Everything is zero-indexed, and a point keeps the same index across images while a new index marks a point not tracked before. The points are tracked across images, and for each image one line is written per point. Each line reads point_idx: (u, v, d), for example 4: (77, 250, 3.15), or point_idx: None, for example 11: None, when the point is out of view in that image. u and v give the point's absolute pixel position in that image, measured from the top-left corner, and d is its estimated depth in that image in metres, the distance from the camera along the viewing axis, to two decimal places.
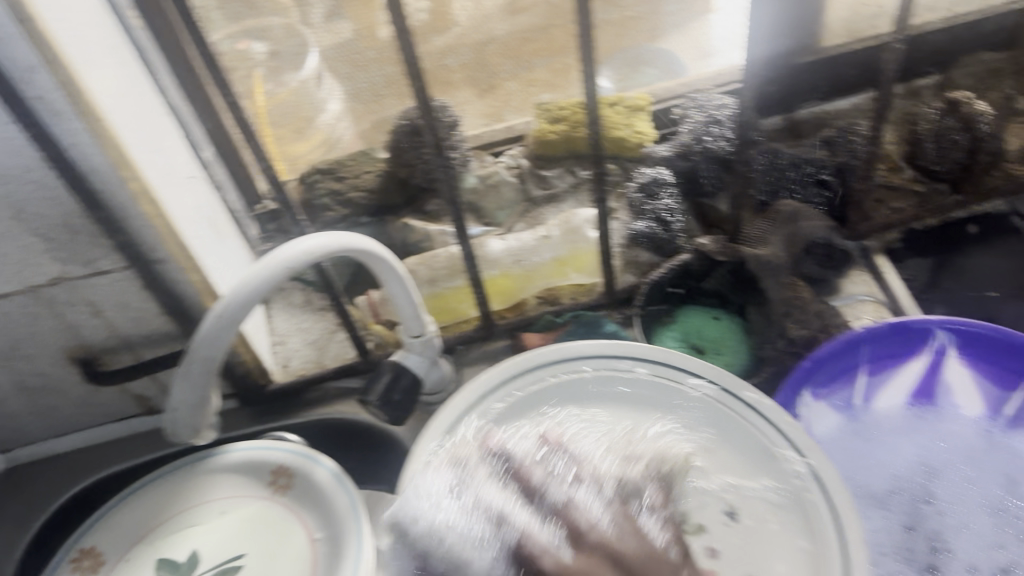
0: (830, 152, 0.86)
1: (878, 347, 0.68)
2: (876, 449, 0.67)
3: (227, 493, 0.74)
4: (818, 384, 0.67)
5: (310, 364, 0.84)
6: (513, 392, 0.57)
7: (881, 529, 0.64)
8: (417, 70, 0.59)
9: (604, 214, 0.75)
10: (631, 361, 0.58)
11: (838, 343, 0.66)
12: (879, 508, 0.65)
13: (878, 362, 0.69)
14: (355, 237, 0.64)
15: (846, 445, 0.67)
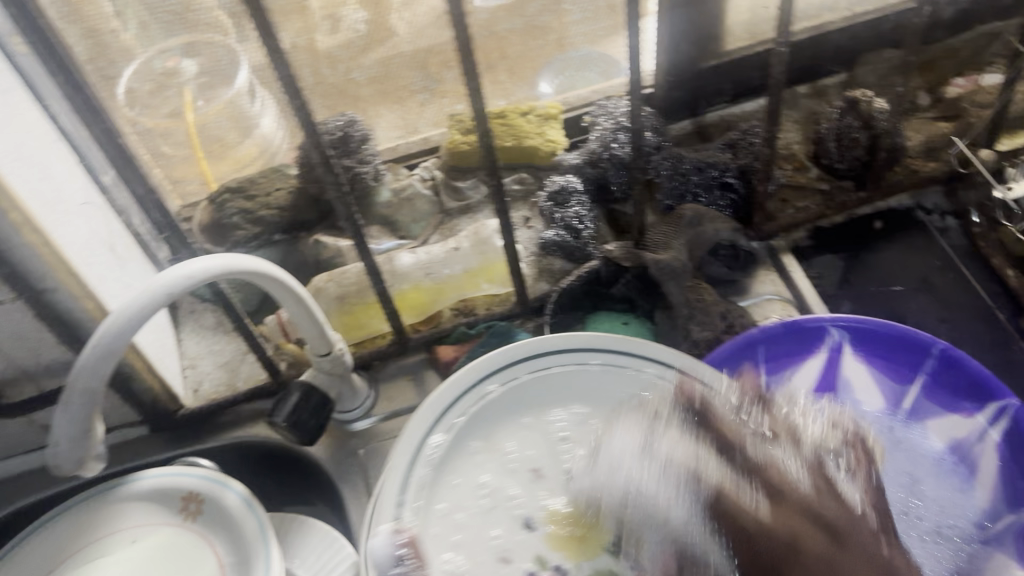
0: (734, 154, 0.86)
1: (774, 347, 0.69)
2: None
3: (137, 522, 0.71)
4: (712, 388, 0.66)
5: (222, 386, 0.84)
6: (511, 376, 0.57)
7: None
8: (296, 91, 0.59)
9: (507, 226, 0.75)
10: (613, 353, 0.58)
11: (733, 343, 0.67)
12: None
13: (773, 363, 0.69)
14: (240, 257, 0.63)
15: None
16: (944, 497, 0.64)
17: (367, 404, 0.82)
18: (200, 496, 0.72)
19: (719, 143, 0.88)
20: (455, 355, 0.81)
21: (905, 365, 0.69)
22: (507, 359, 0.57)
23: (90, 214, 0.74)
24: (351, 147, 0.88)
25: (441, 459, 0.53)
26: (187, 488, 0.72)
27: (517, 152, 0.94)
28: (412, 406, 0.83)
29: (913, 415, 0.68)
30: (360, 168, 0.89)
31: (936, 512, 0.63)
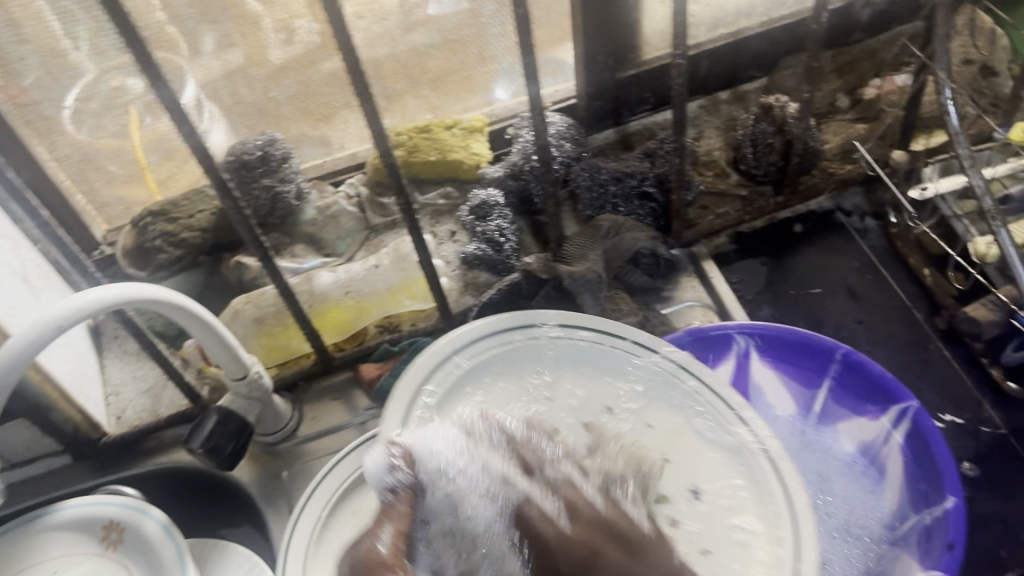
0: (652, 163, 0.88)
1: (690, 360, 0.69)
2: None
3: (58, 552, 0.72)
4: None
5: (145, 413, 0.84)
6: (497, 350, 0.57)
7: None
8: (185, 119, 0.59)
9: (421, 243, 0.75)
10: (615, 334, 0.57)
11: None
12: None
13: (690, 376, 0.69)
14: (143, 287, 0.62)
15: None
16: (853, 499, 0.65)
17: (291, 425, 0.82)
18: (121, 525, 0.72)
19: (638, 152, 0.90)
20: (379, 373, 0.81)
21: (813, 373, 0.70)
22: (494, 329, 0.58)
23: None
24: (272, 166, 0.87)
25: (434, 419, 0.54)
26: (108, 516, 0.72)
27: (440, 167, 0.93)
28: (342, 424, 0.83)
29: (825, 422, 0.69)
30: (283, 187, 0.88)
31: (847, 513, 0.65)
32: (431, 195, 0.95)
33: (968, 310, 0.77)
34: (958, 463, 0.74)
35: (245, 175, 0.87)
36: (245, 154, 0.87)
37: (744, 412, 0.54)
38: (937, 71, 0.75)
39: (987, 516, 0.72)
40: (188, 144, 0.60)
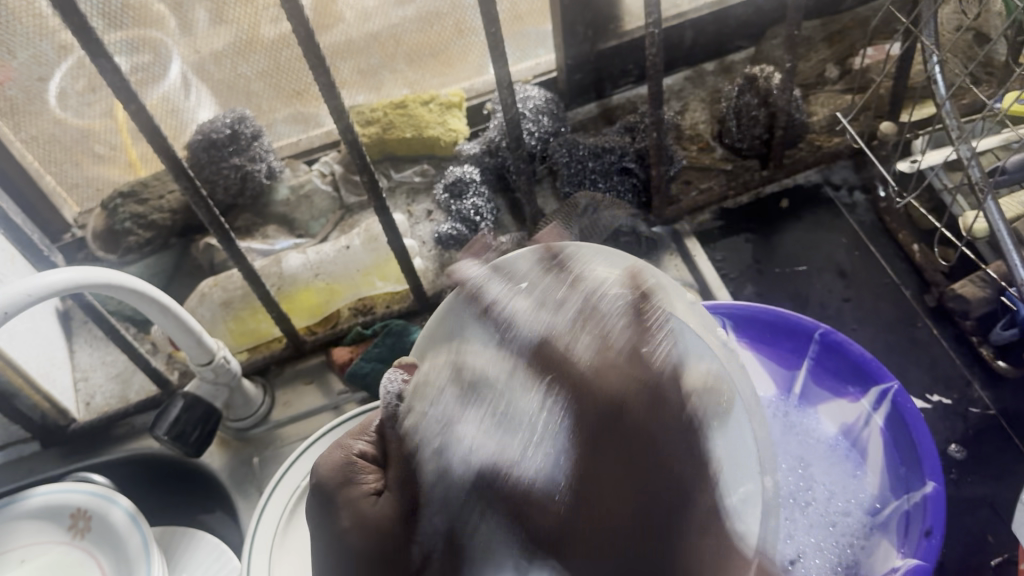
0: (632, 138, 0.85)
1: (765, 330, 0.68)
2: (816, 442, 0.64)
3: (25, 541, 0.72)
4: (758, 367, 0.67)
5: (115, 399, 0.82)
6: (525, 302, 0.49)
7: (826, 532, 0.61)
8: (130, 95, 0.55)
9: (390, 224, 0.73)
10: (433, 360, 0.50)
11: (745, 330, 0.68)
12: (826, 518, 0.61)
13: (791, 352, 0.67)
14: (96, 272, 0.60)
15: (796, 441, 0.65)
16: (807, 447, 0.64)
17: (264, 408, 0.80)
18: (87, 513, 0.72)
19: (618, 128, 0.86)
20: (350, 356, 0.80)
21: (792, 356, 0.67)
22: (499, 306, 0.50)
23: None
24: (242, 144, 0.85)
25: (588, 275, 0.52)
26: (76, 505, 0.73)
27: (418, 144, 0.90)
28: (315, 408, 0.81)
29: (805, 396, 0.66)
30: (252, 167, 0.86)
31: (790, 468, 0.63)
32: (407, 173, 0.92)
33: (956, 288, 0.74)
34: (945, 445, 0.72)
35: (213, 154, 0.84)
36: (214, 133, 0.84)
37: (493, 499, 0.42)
38: (926, 39, 0.72)
39: (972, 500, 0.69)
40: (134, 122, 0.57)
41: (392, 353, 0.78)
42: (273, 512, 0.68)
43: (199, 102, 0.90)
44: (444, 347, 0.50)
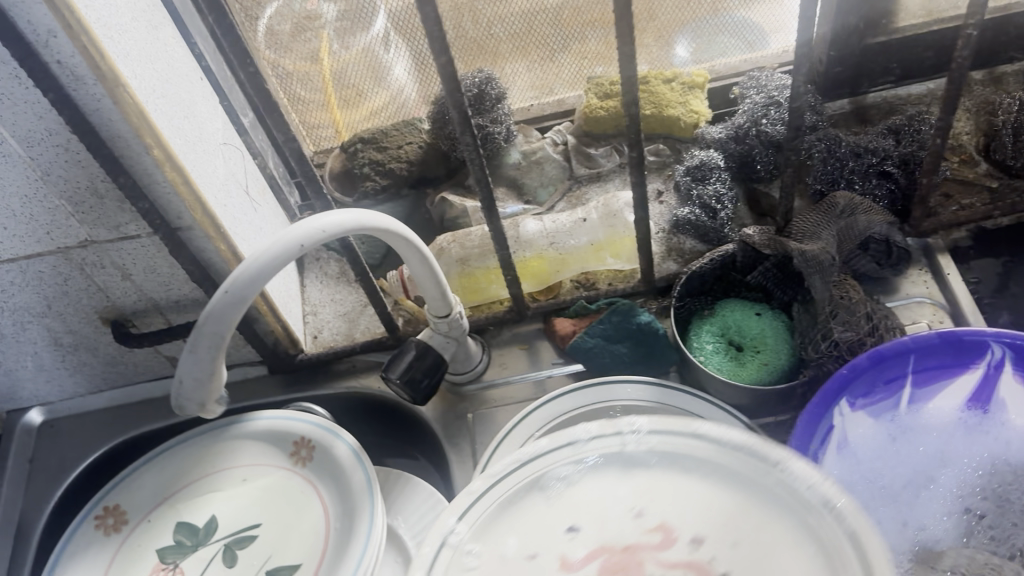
0: (897, 142, 0.81)
1: (925, 357, 0.64)
2: (915, 453, 0.62)
3: (250, 462, 0.77)
4: (884, 379, 0.63)
5: (341, 336, 0.84)
6: (682, 446, 0.45)
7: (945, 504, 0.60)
8: (443, 46, 0.56)
9: (641, 201, 0.71)
10: (666, 422, 0.46)
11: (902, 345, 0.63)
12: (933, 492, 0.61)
13: (929, 372, 0.64)
14: (373, 216, 0.61)
15: (884, 451, 0.62)
16: (946, 441, 0.63)
17: (481, 366, 0.81)
18: (311, 442, 0.76)
19: (880, 128, 0.82)
20: (573, 329, 0.78)
21: (964, 369, 0.64)
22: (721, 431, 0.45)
23: (228, 157, 0.74)
24: (485, 106, 0.88)
25: (729, 470, 0.44)
26: (300, 433, 0.76)
27: (655, 124, 0.88)
28: (524, 375, 0.82)
29: (922, 391, 0.64)
30: (493, 127, 0.87)
31: (884, 477, 0.61)
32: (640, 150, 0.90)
33: None
34: None
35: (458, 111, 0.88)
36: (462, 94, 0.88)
37: (541, 482, 0.46)
38: None
39: None
40: (439, 75, 0.58)
41: (616, 331, 0.77)
42: (504, 452, 0.71)
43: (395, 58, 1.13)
44: (684, 431, 0.45)
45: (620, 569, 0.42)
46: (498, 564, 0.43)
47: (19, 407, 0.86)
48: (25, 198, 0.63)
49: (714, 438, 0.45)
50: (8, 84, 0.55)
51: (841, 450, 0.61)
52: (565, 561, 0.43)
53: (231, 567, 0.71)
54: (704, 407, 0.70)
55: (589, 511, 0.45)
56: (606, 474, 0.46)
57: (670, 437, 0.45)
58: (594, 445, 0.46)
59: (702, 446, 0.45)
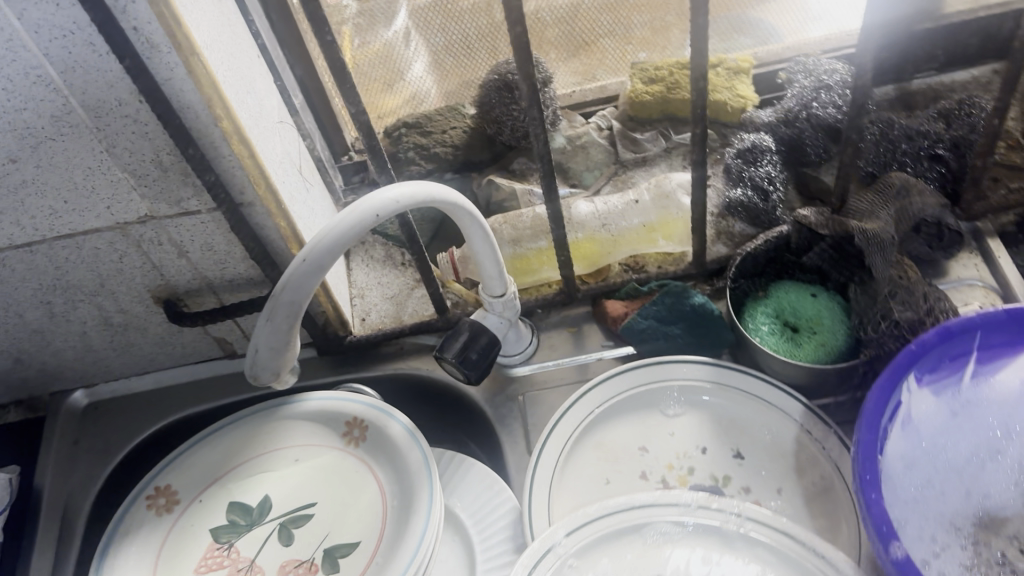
0: (947, 125, 0.81)
1: (989, 336, 0.64)
2: (976, 425, 0.63)
3: (301, 442, 0.77)
4: (947, 356, 0.64)
5: (389, 318, 0.84)
6: (767, 546, 0.56)
7: (1011, 474, 0.61)
8: (519, 16, 0.55)
9: (700, 182, 0.70)
10: (764, 521, 0.57)
11: (968, 321, 0.63)
12: (996, 461, 0.62)
13: (988, 351, 0.65)
14: (442, 189, 0.61)
15: (943, 425, 0.63)
16: (1009, 412, 0.63)
17: (529, 348, 0.81)
18: (363, 423, 0.75)
19: (931, 112, 0.83)
20: (624, 311, 0.78)
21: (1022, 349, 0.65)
22: (806, 542, 0.56)
23: (284, 135, 0.74)
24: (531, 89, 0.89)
25: None
26: (352, 413, 0.76)
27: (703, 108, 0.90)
28: (572, 358, 0.81)
29: (983, 368, 0.65)
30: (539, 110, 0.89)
31: (947, 451, 0.62)
32: (686, 134, 0.90)
33: None
34: None
35: (504, 95, 0.88)
36: (509, 76, 0.89)
37: (640, 535, 0.58)
38: None
39: None
40: (512, 46, 0.58)
41: (669, 313, 0.77)
42: (565, 429, 0.71)
43: (414, 54, 1.19)
44: (779, 529, 0.57)
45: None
46: None
47: (63, 389, 0.86)
48: (88, 170, 0.63)
49: (797, 547, 0.56)
50: (81, 50, 0.55)
51: (906, 425, 0.62)
52: None
53: (288, 547, 0.72)
54: (761, 388, 0.70)
55: (673, 561, 0.57)
56: (689, 543, 0.58)
57: (760, 536, 0.57)
58: (698, 512, 0.58)
59: (789, 549, 0.56)
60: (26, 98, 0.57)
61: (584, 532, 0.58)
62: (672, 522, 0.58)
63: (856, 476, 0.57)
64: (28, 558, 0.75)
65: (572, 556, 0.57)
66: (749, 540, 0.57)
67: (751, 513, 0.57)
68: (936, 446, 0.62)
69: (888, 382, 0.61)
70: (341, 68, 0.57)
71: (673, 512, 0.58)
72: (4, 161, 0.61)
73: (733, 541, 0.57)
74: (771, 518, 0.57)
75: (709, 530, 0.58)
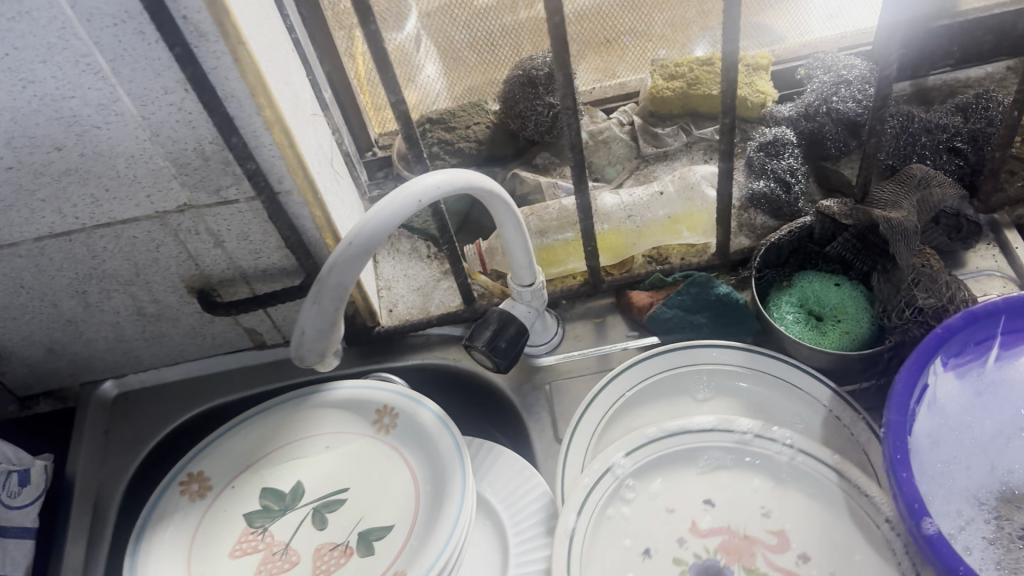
0: (965, 118, 0.83)
1: (1014, 320, 0.66)
2: (1001, 405, 0.65)
3: (332, 429, 0.78)
4: (972, 338, 0.65)
5: (416, 309, 0.85)
6: (814, 472, 0.65)
7: None
8: (558, 6, 0.57)
9: (727, 172, 0.72)
10: (809, 449, 0.66)
11: (991, 305, 0.65)
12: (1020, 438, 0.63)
13: (1012, 335, 0.66)
14: (479, 177, 0.63)
15: (970, 404, 0.65)
16: None
17: (554, 338, 0.83)
18: (394, 410, 0.77)
19: (948, 106, 0.85)
20: (649, 301, 0.80)
21: None
22: (848, 474, 0.64)
23: (317, 127, 0.76)
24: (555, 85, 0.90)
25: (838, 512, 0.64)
26: (382, 401, 0.77)
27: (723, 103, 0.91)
28: (596, 349, 0.82)
29: (1008, 351, 0.66)
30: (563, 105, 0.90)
31: (974, 428, 0.64)
32: (706, 129, 0.92)
33: None
34: None
35: (529, 90, 0.90)
36: (533, 71, 0.90)
37: (697, 460, 0.68)
38: None
39: None
40: (549, 37, 0.59)
41: (694, 303, 0.78)
42: (595, 413, 0.72)
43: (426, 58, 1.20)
44: (824, 458, 0.65)
45: (736, 548, 0.64)
46: (639, 515, 0.66)
47: (92, 380, 0.87)
48: (131, 159, 0.64)
49: (838, 478, 0.64)
50: (131, 39, 0.56)
51: (931, 406, 0.64)
52: (694, 527, 0.66)
53: (322, 531, 0.73)
54: (789, 372, 0.72)
55: (724, 482, 0.67)
56: (739, 466, 0.68)
57: (803, 464, 0.66)
58: (753, 441, 0.67)
59: (831, 476, 0.65)
60: (75, 87, 0.58)
61: (644, 451, 0.67)
62: (726, 449, 0.68)
63: (887, 456, 0.58)
64: (62, 545, 0.75)
65: (629, 477, 0.66)
66: (799, 467, 0.66)
67: (799, 443, 0.66)
68: (962, 423, 0.64)
69: (916, 365, 0.62)
70: (383, 57, 0.58)
71: (726, 441, 0.67)
72: (50, 150, 0.62)
73: (781, 468, 0.67)
74: (816, 449, 0.66)
75: (759, 457, 0.67)
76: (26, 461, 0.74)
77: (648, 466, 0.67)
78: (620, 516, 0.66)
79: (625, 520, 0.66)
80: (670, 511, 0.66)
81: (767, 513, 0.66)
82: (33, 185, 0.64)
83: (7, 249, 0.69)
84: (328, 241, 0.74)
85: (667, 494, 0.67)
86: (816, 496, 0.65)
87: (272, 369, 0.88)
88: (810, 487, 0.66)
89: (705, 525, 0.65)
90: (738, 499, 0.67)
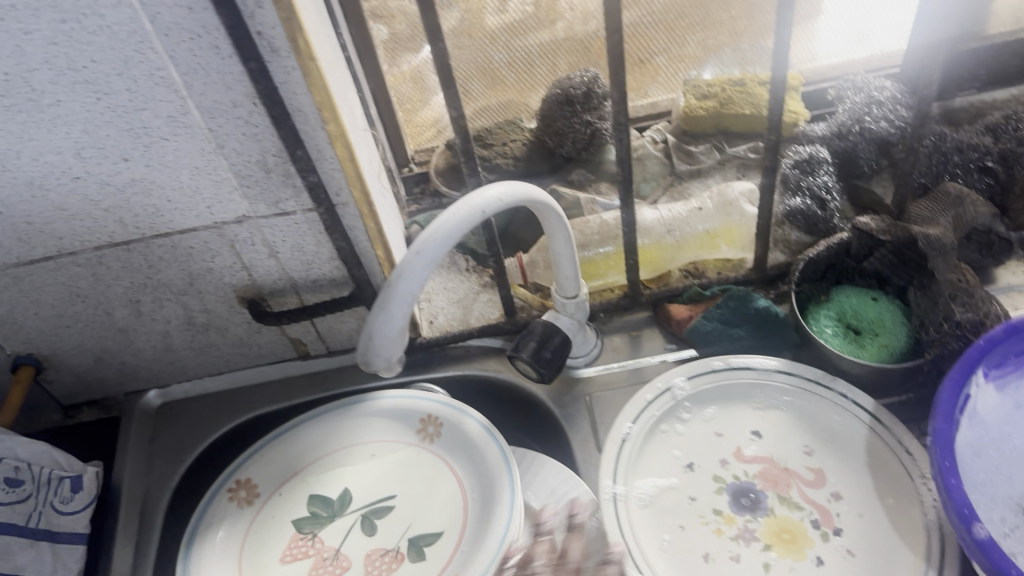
0: (995, 139, 0.85)
1: None
2: None
3: (375, 438, 0.79)
4: (1011, 351, 0.67)
5: (457, 321, 0.87)
6: (854, 422, 0.72)
7: None
8: (620, 25, 0.59)
9: (769, 188, 0.74)
10: (856, 398, 0.73)
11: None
12: None
13: None
14: (534, 189, 0.64)
15: (1010, 417, 0.66)
16: None
17: (594, 350, 0.84)
18: (438, 419, 0.78)
19: (978, 127, 0.87)
20: (689, 315, 0.81)
21: None
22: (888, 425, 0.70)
23: (367, 142, 0.78)
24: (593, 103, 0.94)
25: (874, 457, 0.70)
26: (425, 410, 0.78)
27: (757, 122, 0.94)
28: (634, 361, 0.84)
29: None
30: (600, 123, 0.93)
31: (1015, 440, 0.66)
32: (739, 148, 0.94)
33: None
34: None
35: (567, 109, 0.93)
36: (571, 90, 0.93)
37: (754, 396, 0.76)
38: None
39: None
40: (608, 55, 0.61)
41: (734, 317, 0.80)
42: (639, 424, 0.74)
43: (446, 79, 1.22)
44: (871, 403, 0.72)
45: (774, 477, 0.72)
46: (692, 437, 0.75)
47: (137, 389, 0.88)
48: (195, 170, 0.66)
49: (878, 427, 0.71)
50: (206, 53, 0.57)
51: (973, 417, 0.65)
52: (738, 452, 0.74)
53: (371, 537, 0.74)
54: (825, 390, 0.74)
55: (777, 421, 0.75)
56: (789, 408, 0.75)
57: (848, 411, 0.72)
58: (808, 383, 0.75)
59: (872, 423, 0.71)
60: (147, 99, 0.59)
61: (705, 379, 0.76)
62: (782, 389, 0.76)
63: (935, 463, 0.60)
64: (111, 550, 0.76)
65: (687, 399, 0.76)
66: (847, 416, 0.73)
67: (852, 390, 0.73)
68: (1003, 434, 0.66)
69: (960, 375, 0.64)
70: (448, 73, 0.60)
71: (784, 382, 0.75)
72: (118, 160, 0.63)
73: (828, 417, 0.73)
74: (865, 399, 0.72)
75: (812, 402, 0.74)
76: (77, 468, 0.76)
77: (707, 395, 0.76)
78: (673, 434, 0.75)
79: (677, 436, 0.75)
80: (721, 437, 0.75)
81: (808, 445, 0.73)
82: (99, 195, 0.66)
83: (67, 257, 0.71)
84: (378, 251, 0.75)
85: (719, 421, 0.76)
86: (856, 443, 0.71)
87: (314, 379, 0.89)
88: (853, 434, 0.72)
89: (749, 453, 0.74)
90: (786, 438, 0.74)
